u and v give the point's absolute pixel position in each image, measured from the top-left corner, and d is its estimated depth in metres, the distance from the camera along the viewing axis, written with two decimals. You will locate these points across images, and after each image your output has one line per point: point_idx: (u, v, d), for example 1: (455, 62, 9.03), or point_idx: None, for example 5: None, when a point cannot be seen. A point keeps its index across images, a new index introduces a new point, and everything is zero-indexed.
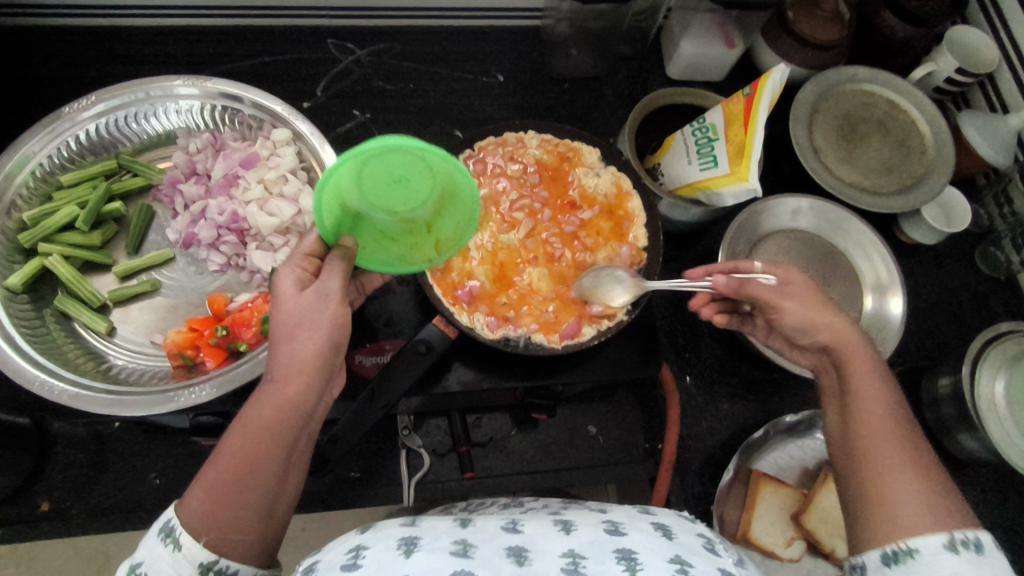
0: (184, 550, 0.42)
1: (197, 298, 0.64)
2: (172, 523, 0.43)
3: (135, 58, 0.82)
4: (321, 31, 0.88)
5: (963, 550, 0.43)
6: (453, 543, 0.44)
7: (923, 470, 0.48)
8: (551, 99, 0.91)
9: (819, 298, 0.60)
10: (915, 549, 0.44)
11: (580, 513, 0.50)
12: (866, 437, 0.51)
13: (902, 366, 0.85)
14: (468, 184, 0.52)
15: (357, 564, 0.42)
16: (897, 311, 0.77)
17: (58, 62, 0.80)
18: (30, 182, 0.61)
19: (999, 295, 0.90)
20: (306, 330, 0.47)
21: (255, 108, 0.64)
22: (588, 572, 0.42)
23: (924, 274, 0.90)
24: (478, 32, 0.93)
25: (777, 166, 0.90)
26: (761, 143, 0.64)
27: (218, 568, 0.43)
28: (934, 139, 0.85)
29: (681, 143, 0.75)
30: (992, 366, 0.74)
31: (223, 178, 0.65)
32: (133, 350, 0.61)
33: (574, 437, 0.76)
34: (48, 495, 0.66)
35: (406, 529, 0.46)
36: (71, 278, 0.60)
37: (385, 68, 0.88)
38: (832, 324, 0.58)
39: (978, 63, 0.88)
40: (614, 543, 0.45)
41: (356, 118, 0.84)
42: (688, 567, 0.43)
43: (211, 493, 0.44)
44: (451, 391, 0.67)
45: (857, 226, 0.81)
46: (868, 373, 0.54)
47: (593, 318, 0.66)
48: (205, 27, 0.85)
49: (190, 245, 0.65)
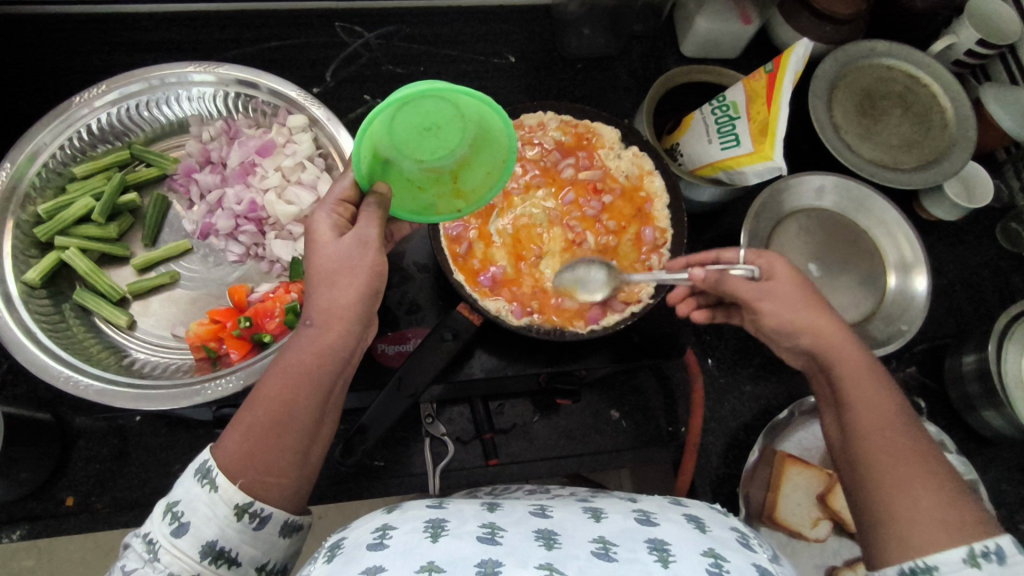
0: (219, 492, 0.43)
1: (217, 290, 0.63)
2: (207, 465, 0.43)
3: (139, 46, 0.80)
4: (328, 15, 0.86)
5: (983, 564, 0.40)
6: (480, 527, 0.43)
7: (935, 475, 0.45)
8: (564, 80, 0.89)
9: (802, 295, 0.55)
10: (936, 567, 0.41)
11: (610, 502, 0.49)
12: (875, 440, 0.48)
13: (924, 345, 0.84)
14: (502, 128, 0.49)
15: (384, 542, 0.41)
16: (922, 288, 0.76)
17: (61, 51, 0.78)
18: (44, 175, 0.60)
19: (1021, 271, 0.89)
20: (345, 277, 0.47)
21: (270, 94, 0.62)
22: (618, 560, 0.40)
23: (945, 251, 0.89)
24: (487, 12, 0.91)
25: (795, 144, 0.89)
26: (785, 120, 0.63)
27: (252, 510, 0.43)
28: (956, 114, 0.84)
29: (701, 122, 0.74)
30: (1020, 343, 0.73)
31: (240, 167, 0.64)
32: (154, 344, 0.60)
33: (598, 421, 0.75)
34: (72, 491, 0.66)
35: (432, 511, 0.45)
36: (89, 271, 0.59)
37: (394, 51, 0.86)
38: (815, 326, 0.53)
39: (999, 34, 0.86)
40: (644, 534, 0.44)
41: (366, 103, 0.83)
42: (722, 560, 0.42)
43: (252, 432, 0.44)
44: (474, 377, 0.67)
45: (880, 204, 0.80)
46: (854, 373, 0.51)
47: (617, 303, 0.65)
48: (209, 12, 0.83)
49: (207, 236, 0.64)
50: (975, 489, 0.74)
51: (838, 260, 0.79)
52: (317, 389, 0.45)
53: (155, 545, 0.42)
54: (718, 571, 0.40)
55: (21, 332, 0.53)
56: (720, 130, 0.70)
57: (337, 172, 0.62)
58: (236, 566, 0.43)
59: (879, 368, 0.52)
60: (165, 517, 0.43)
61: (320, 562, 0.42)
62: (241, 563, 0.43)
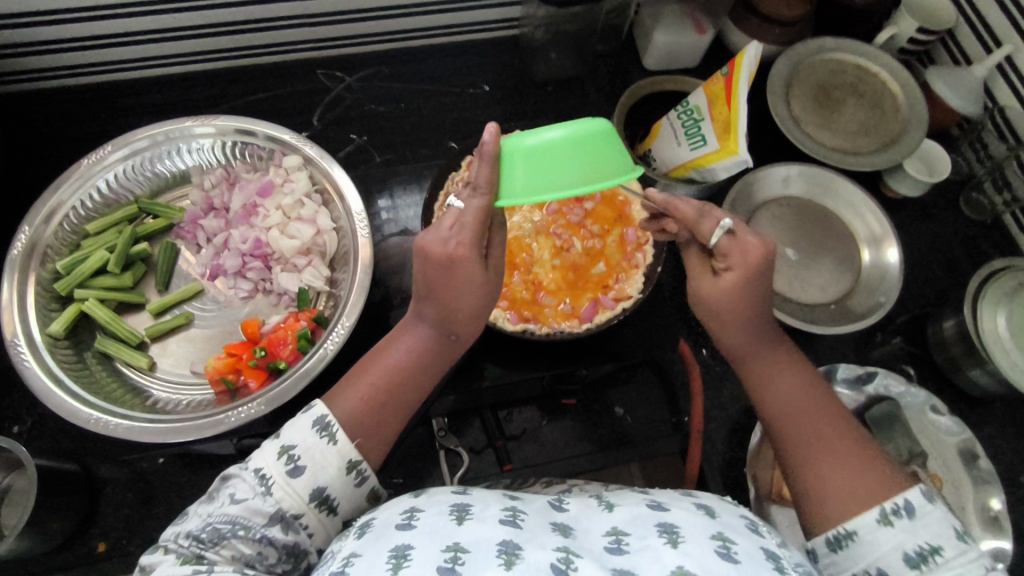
0: (337, 445, 0.48)
1: (230, 326, 0.66)
2: (328, 419, 0.49)
3: (135, 109, 0.85)
4: (310, 64, 0.92)
5: (895, 521, 0.45)
6: (502, 511, 0.45)
7: (853, 449, 0.49)
8: (537, 102, 0.94)
9: (749, 298, 0.54)
10: (854, 532, 0.46)
11: (625, 493, 0.50)
12: (800, 423, 0.52)
13: (905, 316, 0.88)
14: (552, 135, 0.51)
15: (410, 524, 0.44)
16: (895, 260, 0.80)
17: (62, 121, 0.83)
18: (60, 233, 0.64)
19: (989, 237, 0.94)
20: (464, 287, 0.52)
21: (266, 139, 0.67)
22: (630, 550, 0.42)
23: (914, 226, 0.94)
24: (459, 47, 0.96)
25: (760, 139, 0.94)
26: (745, 116, 0.68)
27: (359, 468, 0.49)
28: (905, 96, 0.89)
29: (669, 127, 0.79)
30: (992, 302, 0.77)
31: (243, 209, 0.68)
32: (175, 383, 0.63)
33: (602, 416, 0.78)
34: (103, 537, 0.68)
35: (457, 497, 0.47)
36: (108, 319, 0.62)
37: (374, 91, 0.91)
38: (734, 312, 0.55)
39: (938, 20, 0.92)
40: (655, 519, 0.45)
41: (354, 142, 0.88)
42: (729, 542, 0.43)
43: (369, 403, 0.51)
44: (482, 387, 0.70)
45: (845, 186, 0.84)
46: (773, 367, 0.56)
47: (609, 302, 0.69)
48: (198, 72, 0.88)
49: (217, 276, 0.68)
50: (971, 448, 0.77)
51: (812, 242, 0.84)
52: (419, 380, 0.55)
53: (270, 479, 0.45)
54: (726, 553, 0.41)
55: (50, 381, 0.56)
56: (687, 133, 0.75)
57: (334, 205, 0.66)
58: (333, 514, 0.48)
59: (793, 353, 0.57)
60: (280, 458, 0.46)
61: (351, 537, 0.45)
62: (338, 513, 0.48)
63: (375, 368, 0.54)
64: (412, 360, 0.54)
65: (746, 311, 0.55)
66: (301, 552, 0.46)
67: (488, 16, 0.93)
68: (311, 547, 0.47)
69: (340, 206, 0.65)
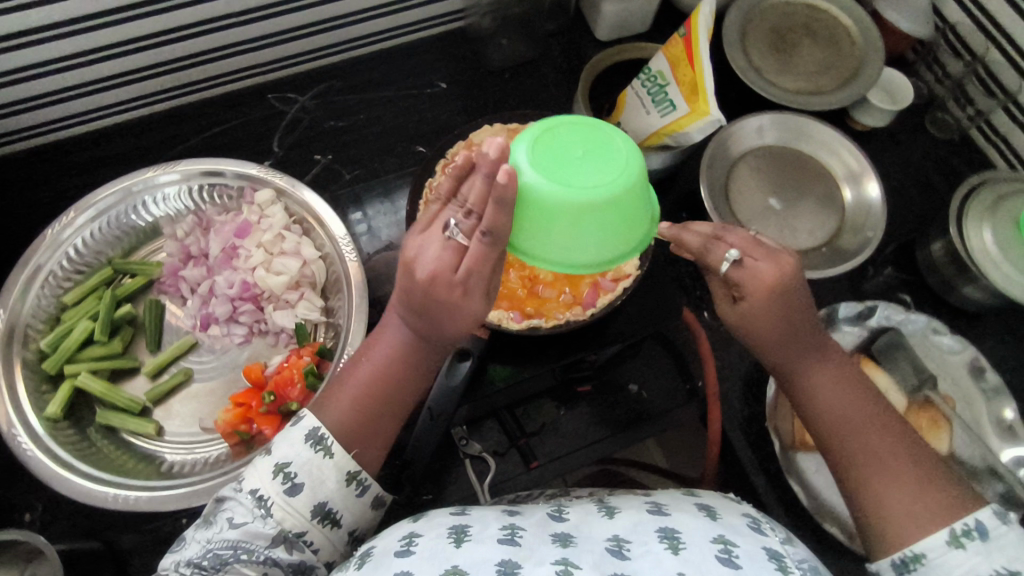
0: (332, 458, 0.50)
1: (232, 374, 0.64)
2: (320, 433, 0.50)
3: (86, 166, 0.81)
4: (260, 89, 0.89)
5: (966, 543, 0.47)
6: (501, 530, 0.46)
7: (909, 470, 0.51)
8: (497, 91, 0.93)
9: (779, 312, 0.55)
10: (922, 553, 0.48)
11: (625, 499, 0.52)
12: (857, 438, 0.54)
13: (892, 245, 0.89)
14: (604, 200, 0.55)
15: (410, 549, 0.45)
16: (876, 195, 0.82)
17: (12, 191, 0.79)
18: (37, 309, 0.62)
19: (959, 154, 0.95)
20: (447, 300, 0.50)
21: (235, 177, 0.66)
22: (631, 558, 0.43)
23: (887, 154, 0.95)
24: (409, 48, 0.94)
25: (724, 93, 0.94)
26: (711, 75, 0.67)
27: (359, 477, 0.51)
28: (858, 29, 0.90)
29: (634, 98, 0.78)
30: (976, 218, 0.78)
31: (223, 253, 0.66)
32: (187, 443, 0.61)
33: (617, 396, 0.78)
34: None
35: (456, 518, 0.48)
36: (105, 390, 0.60)
37: (331, 107, 0.89)
38: (774, 337, 0.57)
39: None
40: (655, 524, 0.47)
41: (320, 162, 0.85)
42: (732, 546, 0.44)
43: (353, 414, 0.52)
44: (496, 390, 0.70)
45: (818, 127, 0.85)
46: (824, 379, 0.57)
47: (610, 284, 0.68)
48: (145, 116, 0.84)
49: (209, 326, 0.65)
50: (977, 362, 0.79)
51: (793, 188, 0.84)
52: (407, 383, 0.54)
53: (267, 500, 0.48)
54: (727, 557, 0.43)
55: (58, 465, 0.55)
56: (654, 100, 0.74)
57: (316, 233, 0.65)
58: (337, 526, 0.51)
59: (845, 370, 0.58)
60: (276, 477, 0.49)
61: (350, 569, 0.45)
62: (342, 524, 0.51)
63: (360, 374, 0.54)
64: (395, 362, 0.54)
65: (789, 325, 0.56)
66: (307, 568, 0.49)
67: (432, 12, 0.91)
68: (317, 562, 0.50)
69: (323, 233, 0.64)
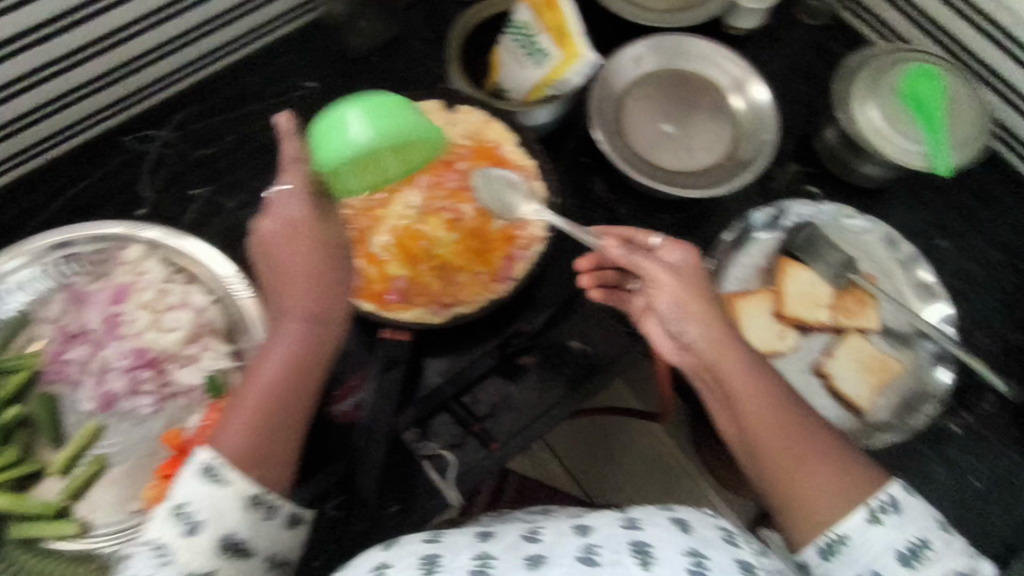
0: (234, 485, 0.47)
1: (148, 447, 0.60)
2: (213, 463, 0.46)
3: None
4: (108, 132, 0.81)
5: (884, 519, 0.47)
6: (472, 562, 0.47)
7: (829, 450, 0.50)
8: (369, 76, 0.87)
9: (699, 290, 0.56)
10: (844, 535, 0.48)
11: (595, 515, 0.51)
12: (784, 453, 0.50)
13: (790, 139, 0.90)
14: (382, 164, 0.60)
15: None
16: (763, 96, 0.81)
17: None
18: None
19: (835, 37, 0.95)
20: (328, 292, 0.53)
21: (96, 241, 0.65)
22: (602, 566, 0.44)
23: (765, 50, 0.94)
24: (262, 50, 0.87)
25: (595, 24, 0.91)
26: (575, 17, 0.70)
27: (262, 500, 0.48)
28: None
29: (505, 52, 0.75)
30: (861, 99, 0.78)
31: (105, 323, 0.63)
32: (116, 531, 0.57)
33: (560, 356, 0.72)
34: None
35: (427, 547, 0.49)
36: (12, 503, 0.55)
37: (194, 134, 0.83)
38: (697, 314, 0.54)
39: None
40: (628, 537, 0.47)
41: (197, 197, 0.80)
42: (703, 557, 0.44)
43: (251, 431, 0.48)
44: (434, 385, 0.71)
45: (693, 43, 0.84)
46: (750, 388, 0.52)
47: (519, 252, 0.68)
48: None
49: (113, 404, 0.61)
50: (889, 235, 0.79)
51: (681, 108, 0.83)
52: (303, 392, 0.51)
53: (167, 547, 0.45)
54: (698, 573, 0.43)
55: None
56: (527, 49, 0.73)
57: (201, 279, 0.65)
58: (250, 555, 0.47)
59: (757, 355, 0.55)
60: (171, 520, 0.46)
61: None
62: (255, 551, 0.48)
63: (256, 393, 0.50)
64: (286, 370, 0.50)
65: (711, 324, 0.54)
66: None
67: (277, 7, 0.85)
68: None
69: (209, 274, 0.65)
